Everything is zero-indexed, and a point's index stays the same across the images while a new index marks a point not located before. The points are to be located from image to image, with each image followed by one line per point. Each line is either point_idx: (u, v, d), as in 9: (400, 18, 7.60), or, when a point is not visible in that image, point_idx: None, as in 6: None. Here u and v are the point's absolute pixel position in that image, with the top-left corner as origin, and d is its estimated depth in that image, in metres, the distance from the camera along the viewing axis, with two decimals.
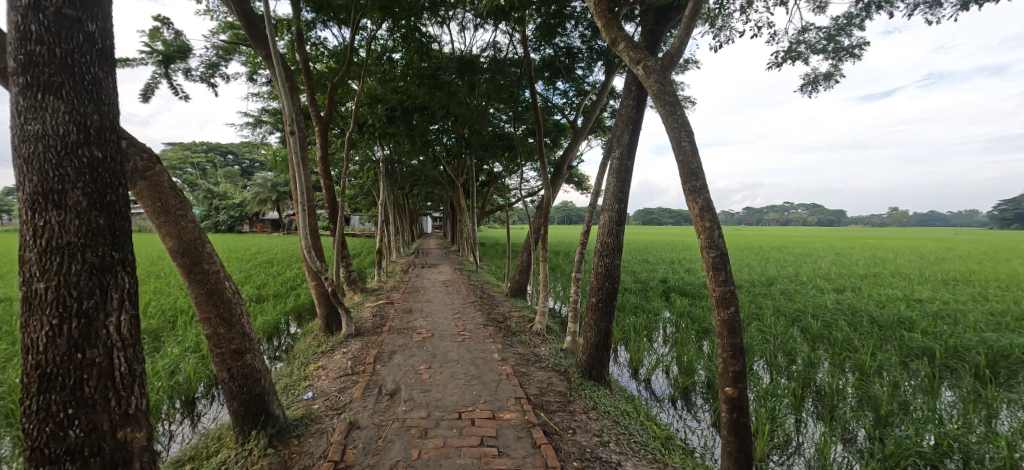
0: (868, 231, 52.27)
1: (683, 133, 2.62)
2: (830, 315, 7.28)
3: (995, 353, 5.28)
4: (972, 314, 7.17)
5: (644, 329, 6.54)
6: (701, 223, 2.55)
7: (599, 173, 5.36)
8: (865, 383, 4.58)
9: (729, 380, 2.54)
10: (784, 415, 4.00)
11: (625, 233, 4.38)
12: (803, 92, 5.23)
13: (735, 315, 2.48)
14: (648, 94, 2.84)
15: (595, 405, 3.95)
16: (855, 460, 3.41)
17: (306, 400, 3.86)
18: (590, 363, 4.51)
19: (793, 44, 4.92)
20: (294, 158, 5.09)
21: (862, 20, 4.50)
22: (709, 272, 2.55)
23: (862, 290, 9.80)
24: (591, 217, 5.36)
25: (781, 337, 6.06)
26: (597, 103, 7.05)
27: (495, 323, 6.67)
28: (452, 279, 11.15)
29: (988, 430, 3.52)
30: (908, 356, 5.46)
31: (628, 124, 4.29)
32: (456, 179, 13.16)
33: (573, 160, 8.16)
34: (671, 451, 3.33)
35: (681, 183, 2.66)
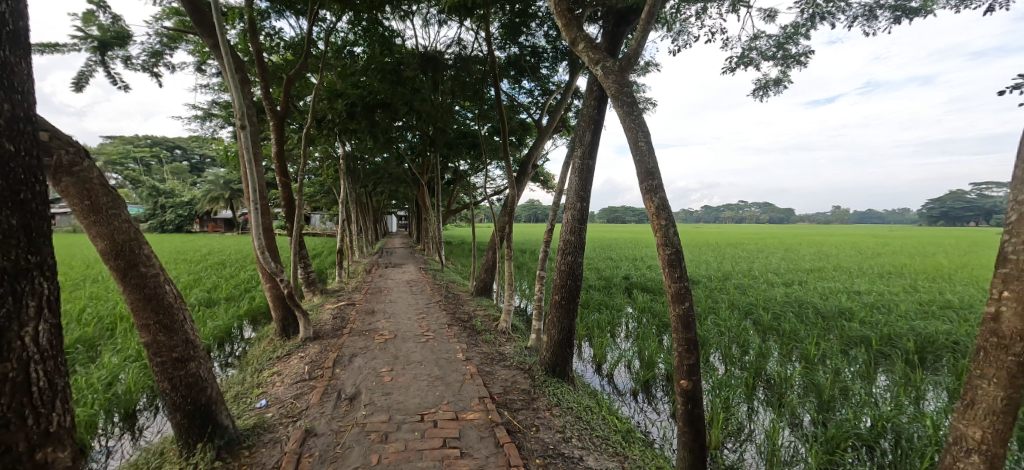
0: (813, 229, 55.66)
1: (640, 133, 2.67)
2: (780, 308, 7.71)
3: (923, 340, 5.75)
4: (903, 305, 7.78)
5: (608, 325, 6.67)
6: (657, 221, 2.62)
7: (563, 172, 5.41)
8: (810, 370, 4.88)
9: (684, 373, 2.62)
10: (737, 405, 4.19)
11: (587, 231, 4.45)
12: (755, 97, 5.49)
13: (689, 310, 2.56)
14: (607, 94, 2.89)
15: (558, 402, 3.99)
16: (801, 443, 3.61)
17: (259, 408, 3.68)
18: (553, 360, 4.55)
19: (746, 50, 5.15)
20: (246, 154, 4.83)
21: (808, 29, 4.76)
22: (665, 269, 2.62)
23: (808, 283, 10.43)
24: (555, 216, 5.40)
25: (735, 329, 6.35)
26: (561, 103, 7.11)
27: (460, 322, 6.61)
28: (417, 279, 10.98)
29: (917, 411, 3.82)
30: (849, 345, 5.86)
31: (589, 125, 4.36)
32: (421, 177, 12.96)
33: (538, 159, 8.20)
34: (631, 444, 3.41)
35: (639, 182, 2.71)
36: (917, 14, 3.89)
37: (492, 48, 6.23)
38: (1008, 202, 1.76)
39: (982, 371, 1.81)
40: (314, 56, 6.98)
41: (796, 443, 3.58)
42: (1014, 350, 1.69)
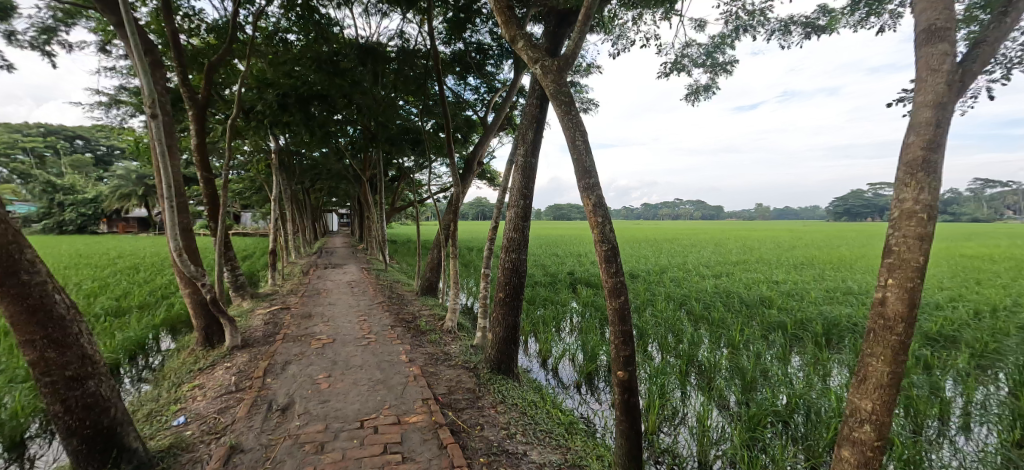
0: (738, 224, 60.40)
1: (577, 133, 2.74)
2: (709, 298, 8.27)
3: (829, 322, 6.43)
4: (814, 292, 8.65)
5: (553, 320, 6.81)
6: (594, 218, 2.69)
7: (507, 171, 5.43)
8: (735, 355, 5.29)
9: (620, 364, 2.73)
10: (672, 391, 4.43)
11: (531, 228, 4.49)
12: (687, 101, 5.83)
13: (625, 303, 2.66)
14: (545, 93, 2.93)
15: (503, 399, 4.01)
16: (727, 422, 3.91)
17: (175, 427, 3.35)
18: (498, 358, 4.56)
19: (679, 57, 5.45)
20: (158, 146, 4.36)
21: (733, 40, 5.12)
22: (602, 264, 2.70)
23: (734, 275, 11.30)
24: (499, 214, 5.38)
25: (670, 319, 6.74)
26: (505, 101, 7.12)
27: (404, 323, 6.44)
28: (359, 280, 10.57)
29: (825, 387, 4.26)
30: (768, 330, 6.42)
31: (532, 123, 4.39)
32: (362, 173, 12.48)
33: (483, 156, 8.15)
34: (573, 436, 3.49)
35: (577, 180, 2.77)
36: (823, 31, 4.31)
37: (435, 42, 6.11)
38: (894, 200, 1.98)
39: (871, 350, 2.04)
40: (240, 41, 6.47)
41: (723, 423, 3.86)
42: (897, 331, 1.93)
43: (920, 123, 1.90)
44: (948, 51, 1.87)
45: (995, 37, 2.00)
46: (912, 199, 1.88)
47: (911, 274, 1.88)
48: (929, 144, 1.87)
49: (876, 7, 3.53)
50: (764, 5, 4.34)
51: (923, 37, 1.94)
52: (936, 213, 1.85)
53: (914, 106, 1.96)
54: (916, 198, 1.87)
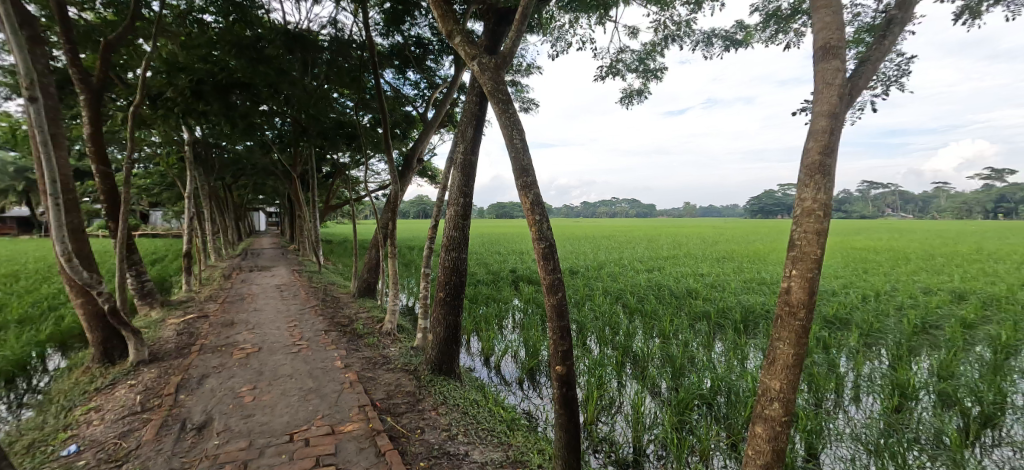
0: (668, 221, 64.39)
1: (515, 131, 2.76)
2: (643, 291, 8.73)
3: (746, 310, 7.04)
4: (734, 283, 9.43)
5: (495, 318, 6.84)
6: (532, 216, 2.72)
7: (447, 168, 5.36)
8: (666, 344, 5.64)
9: (558, 359, 2.79)
10: (610, 381, 4.62)
11: (471, 227, 4.46)
12: (622, 104, 6.09)
13: (562, 299, 2.71)
14: (483, 90, 2.92)
15: (445, 400, 3.95)
16: (660, 407, 4.15)
17: (65, 457, 2.94)
18: (439, 359, 4.48)
19: (614, 62, 5.68)
20: (39, 136, 3.78)
21: (662, 48, 5.42)
22: (540, 261, 2.74)
23: (665, 269, 12.03)
24: (439, 212, 5.27)
25: (608, 313, 7.03)
26: (445, 97, 7.01)
27: (340, 327, 6.14)
28: (290, 282, 9.93)
29: (742, 369, 4.66)
30: (695, 319, 6.90)
31: (472, 121, 4.36)
32: (292, 169, 11.71)
33: (422, 153, 7.96)
34: (515, 432, 3.53)
35: (515, 178, 2.80)
36: (741, 45, 4.68)
37: (371, 33, 5.87)
38: (796, 199, 2.20)
39: (779, 335, 2.24)
40: (144, 20, 5.79)
41: (656, 408, 4.09)
42: (799, 315, 2.14)
43: (818, 130, 2.12)
44: (839, 67, 2.11)
45: (877, 56, 2.26)
46: (812, 197, 2.09)
47: (811, 265, 2.10)
48: (825, 150, 2.09)
49: (784, 25, 3.89)
50: (688, 17, 4.64)
51: (820, 54, 2.16)
52: (831, 211, 2.08)
53: (813, 115, 2.17)
54: (814, 196, 2.09)
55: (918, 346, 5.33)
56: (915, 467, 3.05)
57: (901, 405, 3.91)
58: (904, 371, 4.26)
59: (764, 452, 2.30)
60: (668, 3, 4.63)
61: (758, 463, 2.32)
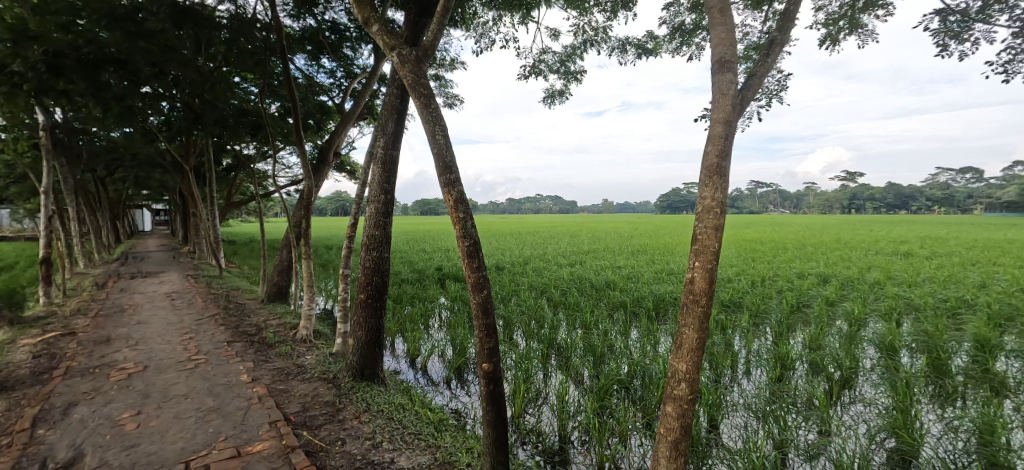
0: (588, 217, 67.66)
1: (438, 127, 2.72)
2: (566, 285, 9.09)
3: (658, 298, 7.64)
4: (646, 274, 10.19)
5: (421, 317, 6.67)
6: (456, 213, 2.68)
7: (367, 163, 5.10)
8: (587, 333, 5.92)
9: (485, 356, 2.79)
10: (536, 374, 4.73)
11: (393, 225, 4.30)
12: (545, 104, 6.24)
13: (487, 297, 2.71)
14: (403, 83, 2.82)
15: (368, 407, 3.78)
16: (583, 394, 4.35)
17: None
18: (360, 364, 4.26)
19: (536, 62, 5.79)
20: None
21: (582, 52, 5.63)
22: (464, 259, 2.71)
23: (586, 262, 12.64)
24: (358, 209, 5.00)
25: (533, 307, 7.21)
26: (364, 88, 6.65)
27: (246, 337, 5.57)
28: (184, 289, 8.81)
29: (654, 353, 5.04)
30: (613, 309, 7.33)
31: (393, 114, 4.18)
32: (183, 161, 10.38)
33: (339, 146, 7.49)
34: (442, 433, 3.47)
35: (438, 174, 2.74)
36: (651, 53, 5.02)
37: (279, 14, 5.38)
38: (697, 197, 2.41)
39: (685, 321, 2.44)
40: None
41: (579, 396, 4.28)
42: (701, 302, 2.35)
43: (715, 135, 2.34)
44: (732, 80, 2.34)
45: (763, 70, 2.55)
46: (711, 196, 2.31)
47: (710, 257, 2.31)
48: (721, 153, 2.32)
49: (687, 38, 4.25)
50: (605, 23, 4.87)
51: (717, 67, 2.38)
52: (726, 208, 2.31)
53: (711, 122, 2.39)
54: (712, 195, 2.31)
55: (794, 323, 6.19)
56: (793, 426, 3.52)
57: (782, 375, 4.50)
58: (784, 345, 4.91)
59: (673, 428, 2.50)
60: (586, 9, 4.82)
61: (669, 439, 2.51)
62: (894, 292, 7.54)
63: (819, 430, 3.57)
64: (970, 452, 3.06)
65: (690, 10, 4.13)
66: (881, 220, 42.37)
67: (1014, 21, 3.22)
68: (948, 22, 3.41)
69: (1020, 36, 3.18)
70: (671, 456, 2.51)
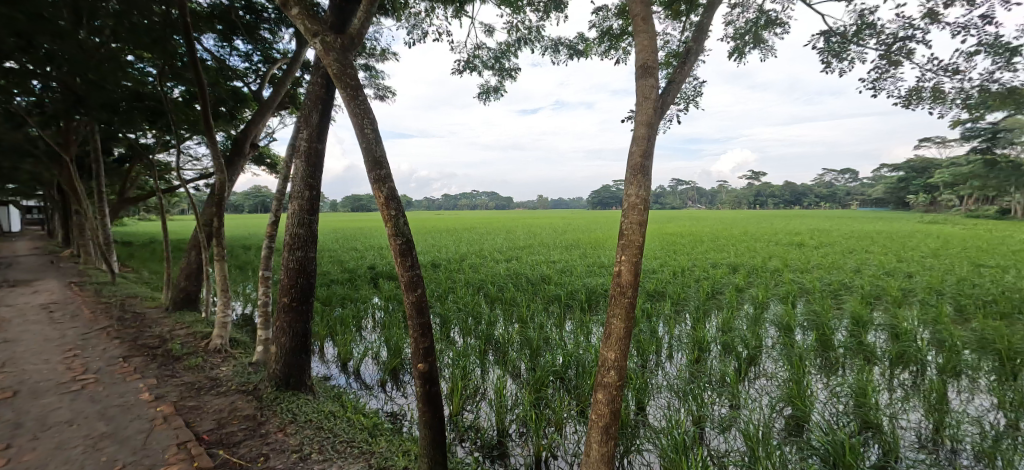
0: (523, 214, 68.82)
1: (366, 121, 2.61)
2: (502, 280, 9.18)
3: (590, 291, 7.97)
4: (579, 267, 10.59)
5: (352, 319, 6.38)
6: (387, 211, 2.60)
7: (288, 157, 4.75)
8: (523, 327, 6.03)
9: (420, 356, 2.74)
10: (473, 370, 4.72)
11: (319, 223, 4.05)
12: (480, 99, 6.22)
13: (422, 296, 2.66)
14: (328, 72, 2.67)
15: (294, 417, 3.55)
16: (519, 387, 4.41)
17: None
18: (284, 373, 3.99)
19: (470, 57, 5.74)
20: None
21: (515, 50, 5.68)
22: (396, 258, 2.63)
23: (522, 257, 12.86)
24: (280, 206, 4.64)
25: (470, 303, 7.19)
26: (285, 76, 6.18)
27: (146, 350, 4.96)
28: (66, 299, 7.64)
29: (587, 343, 5.25)
30: (548, 303, 7.53)
31: (317, 105, 3.91)
32: (62, 151, 8.97)
33: (256, 137, 6.89)
34: (377, 438, 3.36)
35: (367, 170, 2.63)
36: (582, 55, 5.19)
37: None
38: (624, 194, 2.54)
39: (613, 312, 2.57)
40: None
41: (516, 389, 4.35)
42: (627, 293, 2.48)
43: (640, 136, 2.47)
44: (654, 84, 2.49)
45: (681, 77, 2.74)
46: (635, 193, 2.45)
47: (635, 251, 2.46)
48: (644, 153, 2.46)
49: (614, 42, 4.45)
50: (537, 23, 4.94)
51: (640, 72, 2.52)
52: (649, 205, 2.45)
53: (636, 124, 2.53)
54: (637, 193, 2.45)
55: (709, 309, 6.77)
56: (709, 403, 3.85)
57: (699, 357, 4.91)
58: (702, 330, 5.35)
59: (604, 414, 2.63)
60: (519, 8, 4.86)
61: (600, 425, 2.63)
62: (790, 278, 8.53)
63: (730, 404, 3.95)
64: (848, 413, 3.56)
65: (617, 16, 4.33)
66: (780, 214, 47.63)
67: (881, 45, 3.75)
68: (831, 43, 3.90)
69: (886, 58, 3.72)
70: (603, 440, 2.64)
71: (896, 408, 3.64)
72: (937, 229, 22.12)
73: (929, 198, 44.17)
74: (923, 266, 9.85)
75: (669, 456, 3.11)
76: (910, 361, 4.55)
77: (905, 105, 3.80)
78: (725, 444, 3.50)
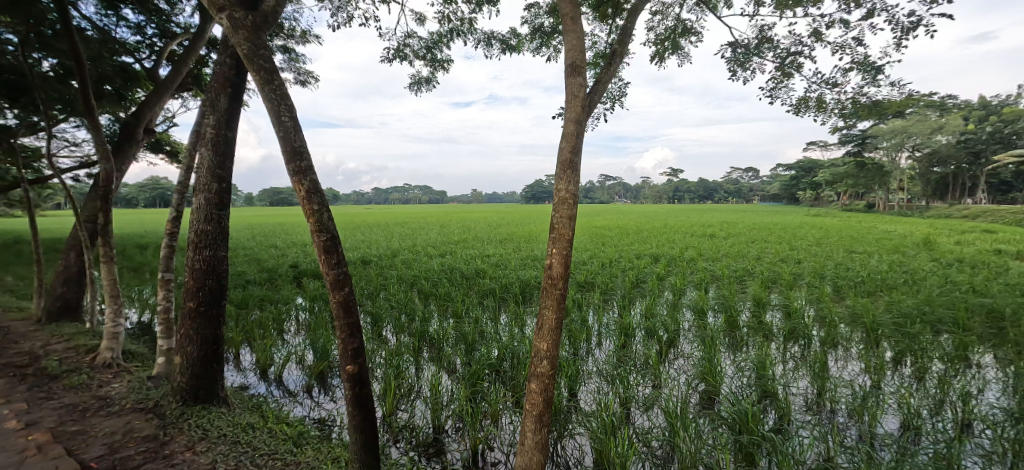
0: (456, 208, 68.18)
1: (283, 107, 2.42)
2: (436, 275, 9.03)
3: (524, 284, 8.11)
4: (513, 261, 10.73)
5: (273, 322, 5.92)
6: (309, 205, 2.44)
7: (192, 146, 4.27)
8: (459, 322, 5.99)
9: (349, 358, 2.61)
10: (407, 368, 4.60)
11: (229, 219, 3.69)
12: (411, 90, 6.02)
13: (349, 295, 2.53)
14: (237, 53, 2.43)
15: (205, 433, 3.23)
16: (455, 382, 4.38)
17: None
18: (191, 385, 3.60)
19: (400, 45, 5.53)
20: None
21: (448, 41, 5.57)
22: (320, 256, 2.48)
23: (456, 252, 12.75)
24: (182, 200, 4.16)
25: (403, 300, 6.99)
26: (187, 54, 5.54)
27: (12, 370, 4.22)
28: None
29: (521, 335, 5.35)
30: (483, 296, 7.55)
31: (225, 87, 3.54)
32: None
33: (152, 122, 6.10)
34: (302, 447, 3.16)
35: (285, 161, 2.45)
36: (514, 50, 5.22)
37: None
38: (554, 189, 2.61)
39: (545, 303, 2.63)
40: None
41: (452, 385, 4.32)
42: (558, 285, 2.56)
43: (568, 133, 2.55)
44: (581, 83, 2.57)
45: (607, 77, 2.86)
46: (565, 188, 2.53)
47: (566, 243, 2.54)
48: (573, 149, 2.53)
49: (546, 39, 4.53)
50: (469, 15, 4.88)
51: (569, 70, 2.59)
52: (577, 199, 2.54)
53: (565, 120, 2.60)
54: (567, 187, 2.52)
55: (633, 297, 7.20)
56: (634, 384, 4.11)
57: (625, 342, 5.21)
58: (628, 317, 5.68)
59: (537, 403, 2.69)
60: None
61: (534, 414, 2.70)
62: (704, 266, 9.32)
63: (653, 384, 4.24)
64: (751, 385, 3.97)
65: (548, 13, 4.41)
66: (695, 208, 51.79)
67: (777, 58, 4.19)
68: (737, 53, 4.29)
69: (781, 69, 4.17)
70: (537, 428, 2.70)
71: (789, 378, 4.14)
72: (821, 220, 25.31)
73: (814, 194, 50.56)
74: (810, 253, 11.26)
75: (599, 438, 3.27)
76: (799, 336, 5.20)
77: (795, 112, 4.28)
78: (649, 421, 3.75)
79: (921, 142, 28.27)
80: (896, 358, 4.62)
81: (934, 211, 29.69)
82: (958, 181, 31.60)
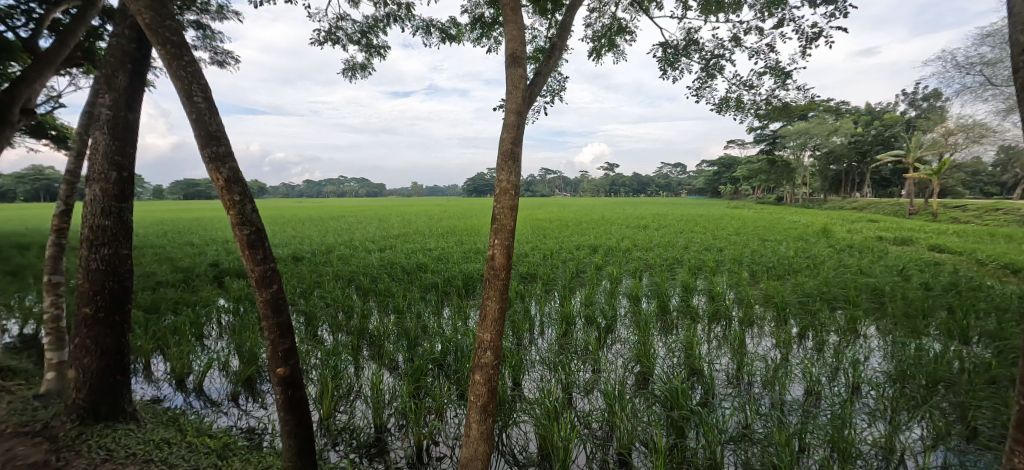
0: (395, 201, 66.10)
1: (195, 87, 2.19)
2: (376, 271, 8.71)
3: (466, 277, 8.07)
4: (456, 254, 10.64)
5: (190, 327, 5.40)
6: (229, 196, 2.23)
7: (82, 129, 3.74)
8: (399, 318, 5.81)
9: (278, 360, 2.44)
10: (345, 368, 4.40)
11: (131, 215, 3.28)
12: (345, 77, 5.70)
13: (277, 292, 2.36)
14: (137, 23, 2.16)
15: (110, 453, 2.89)
16: (397, 380, 4.25)
17: None
18: (90, 402, 3.19)
19: (332, 28, 5.20)
20: None
21: (384, 26, 5.33)
22: (243, 252, 2.28)
23: (396, 246, 12.38)
24: (72, 192, 3.64)
25: (340, 298, 6.66)
26: (76, 25, 4.83)
27: None
28: None
29: (465, 328, 5.31)
30: (425, 291, 7.40)
31: (123, 63, 3.12)
32: None
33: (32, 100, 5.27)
34: (228, 459, 2.93)
35: (199, 148, 2.21)
36: (455, 40, 5.11)
37: None
38: (495, 181, 2.59)
39: (488, 295, 2.63)
40: None
41: (394, 382, 4.18)
42: (501, 276, 2.56)
43: (509, 124, 2.54)
44: (522, 74, 2.57)
45: (546, 70, 2.89)
46: (506, 179, 2.52)
47: (507, 234, 2.54)
48: (514, 140, 2.54)
49: (487, 30, 4.48)
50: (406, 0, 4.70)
51: (510, 61, 2.58)
52: (518, 190, 2.54)
53: (506, 112, 2.59)
54: (508, 178, 2.52)
55: (574, 286, 7.41)
56: (576, 370, 4.24)
57: (566, 330, 5.35)
58: (569, 306, 5.84)
59: (481, 394, 2.69)
60: None
61: (478, 405, 2.70)
62: (638, 256, 9.82)
63: (592, 368, 4.41)
64: (680, 364, 4.27)
65: (488, 4, 4.37)
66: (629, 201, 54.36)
67: (702, 60, 4.48)
68: (667, 53, 4.52)
69: (705, 70, 4.46)
70: (482, 419, 2.70)
71: (713, 356, 4.49)
72: (739, 212, 27.53)
73: (734, 187, 55.05)
74: (731, 242, 12.24)
75: (543, 424, 3.35)
76: (721, 318, 5.66)
77: (717, 111, 4.60)
78: (589, 404, 3.89)
79: (822, 142, 31.71)
80: (801, 333, 5.17)
81: (832, 203, 33.50)
82: (850, 177, 35.92)
